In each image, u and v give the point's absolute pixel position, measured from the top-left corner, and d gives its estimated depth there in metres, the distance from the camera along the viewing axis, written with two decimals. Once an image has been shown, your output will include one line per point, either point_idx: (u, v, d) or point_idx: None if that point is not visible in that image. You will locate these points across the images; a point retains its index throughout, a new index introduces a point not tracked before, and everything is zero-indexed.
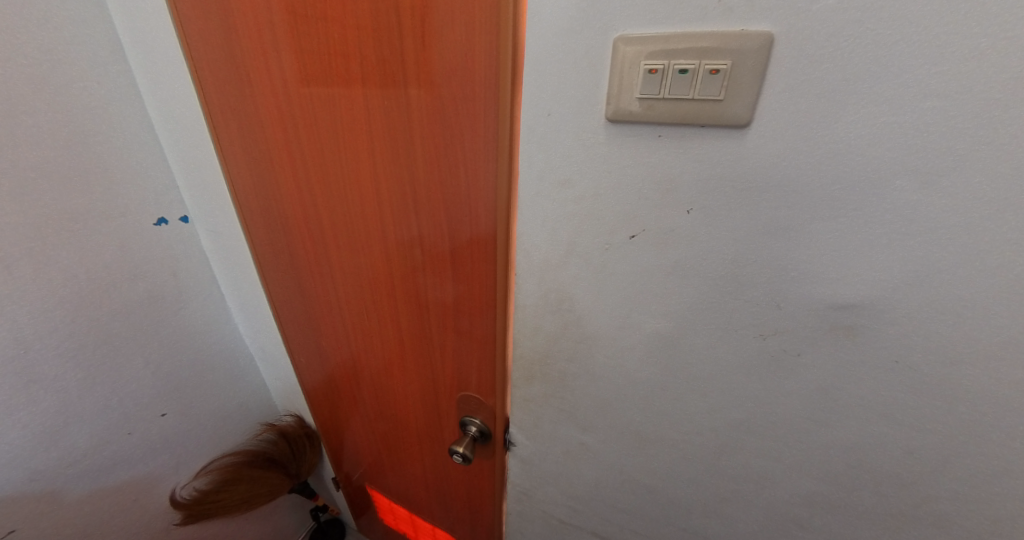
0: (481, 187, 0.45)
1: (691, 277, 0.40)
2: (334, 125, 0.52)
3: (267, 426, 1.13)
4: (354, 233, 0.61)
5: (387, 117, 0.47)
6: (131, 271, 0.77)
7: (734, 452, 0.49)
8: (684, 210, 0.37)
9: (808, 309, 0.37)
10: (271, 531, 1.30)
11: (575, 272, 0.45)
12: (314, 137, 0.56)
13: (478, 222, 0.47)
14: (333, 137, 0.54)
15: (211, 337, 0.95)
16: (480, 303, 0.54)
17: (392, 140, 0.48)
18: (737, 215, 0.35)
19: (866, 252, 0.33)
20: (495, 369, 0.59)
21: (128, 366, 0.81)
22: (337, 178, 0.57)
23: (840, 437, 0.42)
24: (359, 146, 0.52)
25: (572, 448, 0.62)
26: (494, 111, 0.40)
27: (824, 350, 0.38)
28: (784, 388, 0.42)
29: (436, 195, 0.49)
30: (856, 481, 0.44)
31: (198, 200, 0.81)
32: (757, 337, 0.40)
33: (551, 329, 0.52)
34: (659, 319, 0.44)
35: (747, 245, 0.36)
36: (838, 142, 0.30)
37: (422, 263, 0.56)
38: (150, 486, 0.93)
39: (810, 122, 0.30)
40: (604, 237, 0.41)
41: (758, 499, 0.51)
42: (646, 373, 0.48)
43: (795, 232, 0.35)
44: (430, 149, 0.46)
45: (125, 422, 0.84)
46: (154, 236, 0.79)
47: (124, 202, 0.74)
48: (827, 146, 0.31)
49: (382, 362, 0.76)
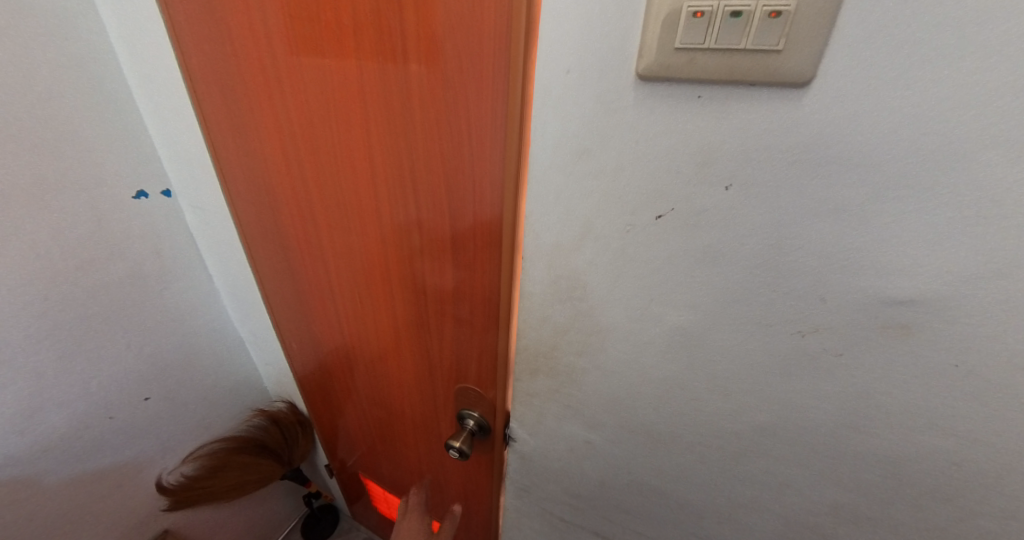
0: (486, 170, 0.40)
1: (723, 267, 0.35)
2: (326, 97, 0.47)
3: (257, 411, 1.08)
4: (346, 209, 0.56)
5: (382, 90, 0.42)
6: (110, 250, 0.72)
7: (754, 457, 0.45)
8: (721, 187, 0.32)
9: (856, 304, 0.33)
10: (264, 516, 1.28)
11: (589, 257, 0.41)
12: (305, 112, 0.51)
13: (482, 209, 0.43)
14: (326, 111, 0.49)
15: (198, 319, 0.90)
16: (481, 290, 0.50)
17: (387, 108, 0.43)
18: (783, 194, 0.31)
19: (935, 239, 0.29)
20: (493, 366, 0.56)
21: (108, 350, 0.77)
22: (328, 150, 0.52)
23: (876, 446, 0.38)
24: (354, 122, 0.47)
25: (577, 446, 0.58)
26: (504, 83, 0.35)
27: (870, 350, 0.34)
28: (819, 391, 0.38)
29: (435, 169, 0.44)
30: (889, 492, 0.41)
31: (181, 172, 0.76)
32: (794, 334, 0.36)
33: (560, 320, 0.47)
34: (682, 312, 0.39)
35: (792, 229, 0.31)
36: (919, 105, 0.25)
37: (420, 245, 0.52)
38: (135, 470, 0.90)
39: (885, 82, 0.25)
40: (625, 218, 0.37)
41: (777, 507, 0.48)
42: (663, 370, 0.44)
43: (852, 215, 0.30)
44: (432, 126, 0.41)
45: (108, 404, 0.81)
46: (135, 211, 0.74)
47: (101, 174, 0.68)
48: (905, 111, 0.26)
49: (376, 348, 0.72)
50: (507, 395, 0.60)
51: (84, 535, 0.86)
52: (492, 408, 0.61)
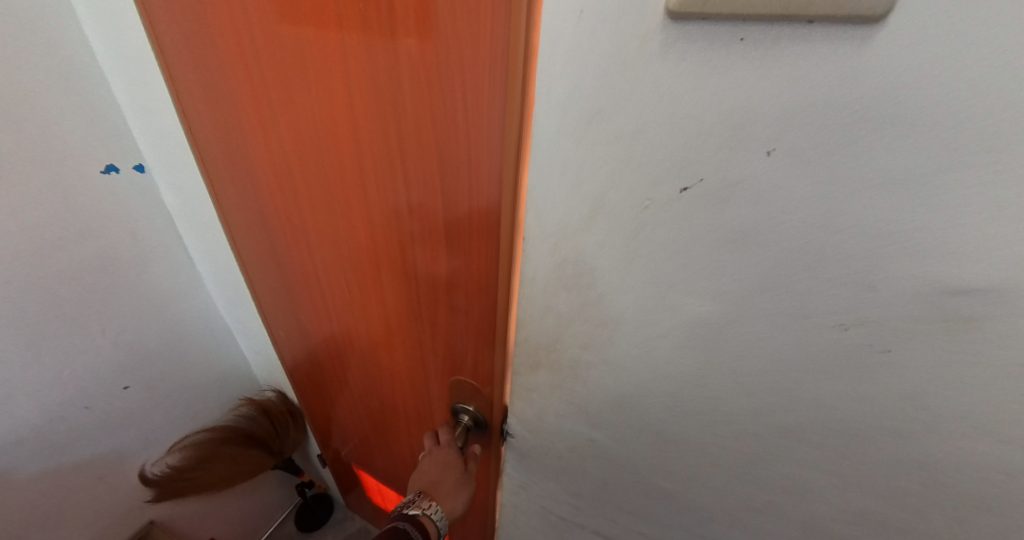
0: (482, 151, 0.35)
1: (756, 248, 0.31)
2: (304, 66, 0.42)
3: (246, 401, 1.04)
4: (330, 185, 0.51)
5: (365, 59, 0.37)
6: (78, 230, 0.67)
7: (774, 461, 0.41)
8: (762, 152, 0.27)
9: (911, 293, 0.28)
10: (256, 506, 1.25)
11: (600, 238, 0.36)
12: (283, 85, 0.45)
13: (478, 192, 0.38)
14: (304, 83, 0.43)
15: (180, 306, 0.85)
16: (478, 276, 0.45)
17: (370, 65, 0.37)
18: (838, 161, 0.26)
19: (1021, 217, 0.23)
20: (490, 365, 0.52)
21: (81, 337, 0.72)
22: (307, 116, 0.46)
23: (916, 453, 0.34)
24: (337, 97, 0.42)
25: (579, 444, 0.54)
26: (504, 47, 0.29)
27: (922, 347, 0.30)
28: (857, 392, 0.33)
29: (426, 137, 0.38)
30: (926, 502, 0.36)
31: (155, 146, 0.69)
32: (834, 327, 0.31)
33: (564, 309, 0.43)
34: (703, 301, 0.35)
35: (843, 203, 0.27)
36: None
37: (410, 225, 0.47)
38: (116, 461, 0.86)
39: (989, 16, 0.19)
40: (644, 191, 0.32)
41: (796, 514, 0.44)
42: (679, 365, 0.40)
43: (920, 188, 0.25)
44: (423, 100, 0.36)
45: (83, 394, 0.76)
46: (105, 188, 0.68)
47: (65, 147, 0.62)
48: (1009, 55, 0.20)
49: (367, 336, 0.68)
50: (504, 396, 0.57)
51: (65, 526, 0.84)
52: (489, 406, 0.58)
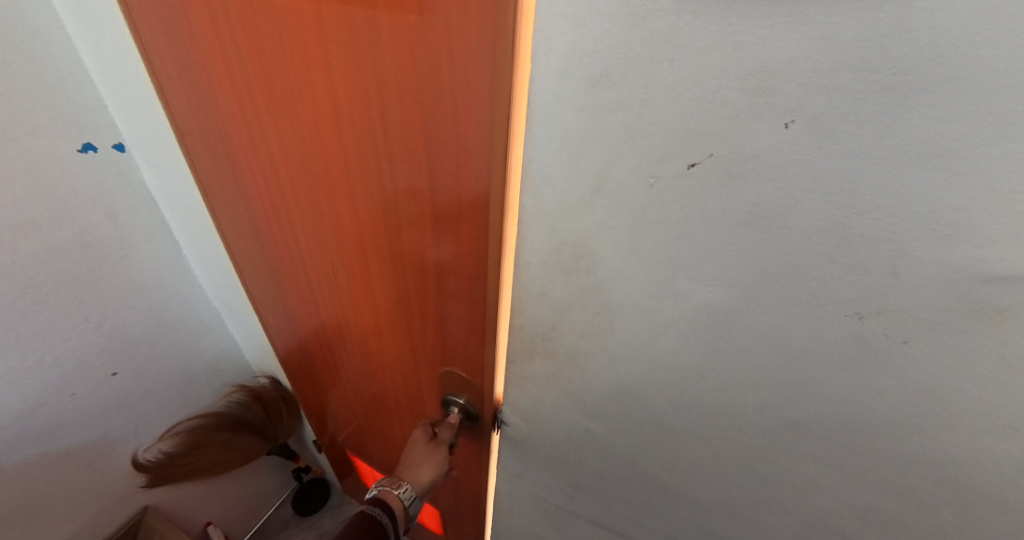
0: (470, 127, 0.33)
1: (771, 231, 0.28)
2: (276, 31, 0.38)
3: (239, 387, 1.01)
4: (311, 162, 0.48)
5: (340, 24, 0.33)
6: (55, 212, 0.63)
7: (778, 455, 0.39)
8: (780, 125, 0.24)
9: (940, 284, 0.25)
10: (253, 491, 1.25)
11: (601, 219, 0.34)
12: (255, 54, 0.42)
13: (467, 171, 0.36)
14: (278, 52, 0.39)
15: (167, 291, 0.83)
16: (467, 260, 0.42)
17: (347, 28, 0.33)
18: (867, 134, 0.23)
19: None
20: (480, 353, 0.51)
21: (63, 323, 0.70)
22: (283, 87, 0.42)
23: (929, 450, 0.32)
24: (313, 68, 0.38)
25: (576, 435, 0.53)
26: (492, 10, 0.26)
27: (945, 340, 0.27)
28: (874, 386, 0.31)
29: (410, 109, 0.35)
30: (936, 500, 0.35)
31: (133, 123, 0.66)
32: (849, 317, 0.29)
33: (562, 295, 0.40)
34: (710, 288, 0.33)
35: (870, 181, 0.24)
36: None
37: (397, 207, 0.44)
38: (106, 448, 0.85)
39: None
40: (649, 168, 0.29)
41: (798, 508, 0.42)
42: (682, 356, 0.38)
43: (961, 164, 0.22)
44: (405, 69, 0.33)
45: (68, 381, 0.74)
46: (83, 167, 0.65)
47: (36, 123, 0.58)
48: None
49: (356, 323, 0.65)
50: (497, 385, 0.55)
51: (57, 511, 0.83)
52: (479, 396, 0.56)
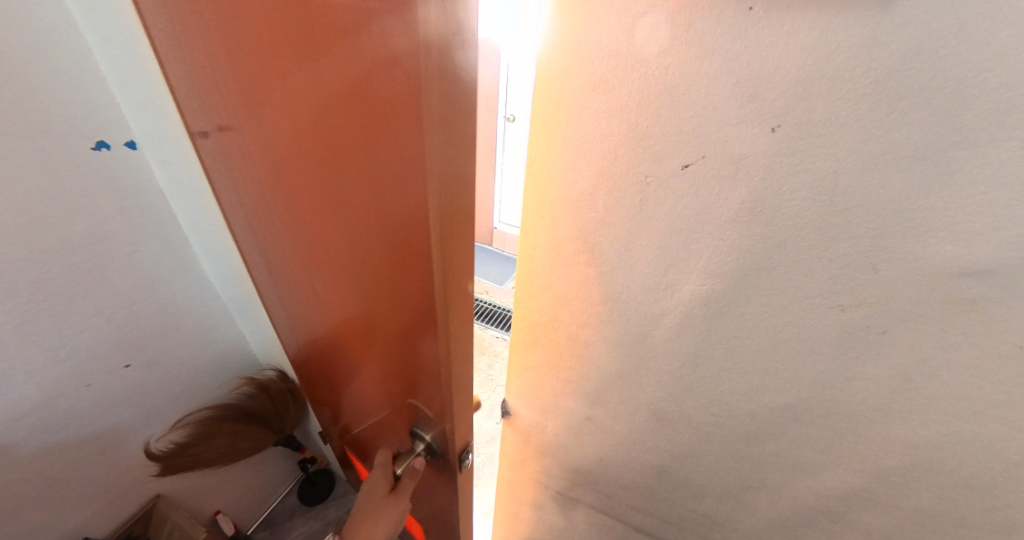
0: (410, 141, 0.29)
1: (758, 227, 0.30)
2: (245, 40, 0.36)
3: (246, 379, 1.04)
4: (283, 174, 0.46)
5: (298, 25, 0.31)
6: (69, 207, 0.65)
7: (767, 440, 0.42)
8: (767, 129, 0.26)
9: (914, 276, 0.27)
10: (259, 481, 1.28)
11: (601, 215, 0.35)
12: (225, 54, 0.40)
13: (411, 194, 0.32)
14: (243, 53, 0.37)
15: (177, 285, 0.84)
16: (419, 291, 0.38)
17: (301, 37, 0.31)
18: (848, 136, 0.25)
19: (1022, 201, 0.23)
20: (440, 391, 0.45)
21: (76, 316, 0.71)
22: (252, 96, 0.41)
23: (906, 433, 0.34)
24: (271, 70, 0.36)
25: (575, 422, 0.55)
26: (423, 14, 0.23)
27: (919, 328, 0.29)
28: (857, 373, 0.33)
29: (359, 124, 0.32)
30: (913, 481, 0.37)
31: (145, 122, 0.67)
32: (831, 308, 0.31)
33: (563, 288, 0.42)
34: (703, 280, 0.34)
35: (848, 182, 0.26)
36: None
37: (357, 227, 0.41)
38: (119, 438, 0.86)
39: None
40: (645, 167, 0.31)
41: (786, 490, 0.44)
42: (676, 344, 0.40)
43: (932, 163, 0.24)
44: (354, 73, 0.30)
45: (82, 372, 0.75)
46: (96, 164, 0.66)
47: (52, 121, 0.60)
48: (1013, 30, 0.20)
49: (334, 336, 0.63)
50: (464, 424, 0.49)
51: (70, 502, 0.83)
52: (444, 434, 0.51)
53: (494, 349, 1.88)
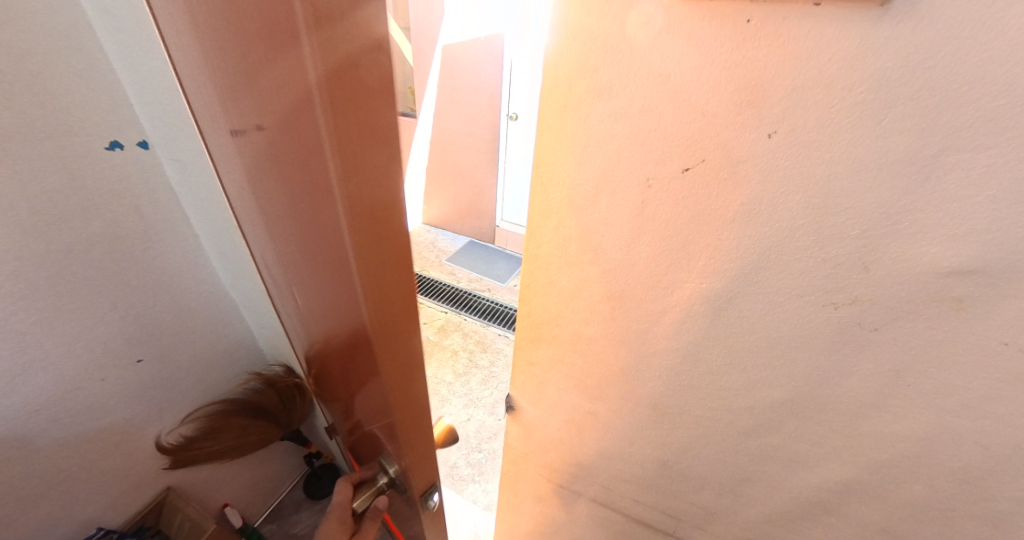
0: (324, 178, 0.28)
1: (756, 227, 0.31)
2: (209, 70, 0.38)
3: (254, 375, 1.05)
4: (258, 193, 0.47)
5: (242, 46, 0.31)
6: (84, 205, 0.66)
7: (764, 433, 0.43)
8: (764, 134, 0.28)
9: (906, 276, 0.29)
10: (266, 475, 1.30)
11: (605, 216, 0.37)
12: (198, 80, 0.41)
13: (336, 228, 0.31)
14: (210, 80, 0.38)
15: (188, 282, 0.86)
16: (357, 320, 0.38)
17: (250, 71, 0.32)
18: (841, 142, 0.26)
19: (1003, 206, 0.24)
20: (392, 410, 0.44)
21: (92, 312, 0.73)
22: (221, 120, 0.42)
23: (899, 427, 0.35)
24: (233, 98, 0.37)
25: (577, 416, 0.57)
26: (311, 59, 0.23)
27: (910, 326, 0.30)
28: (851, 369, 0.34)
29: (297, 156, 0.32)
30: (905, 473, 0.38)
31: (157, 122, 0.69)
32: (826, 306, 0.32)
33: (567, 286, 0.44)
34: (702, 278, 0.36)
35: (842, 185, 0.27)
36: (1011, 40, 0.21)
37: (313, 251, 0.41)
38: (132, 431, 0.87)
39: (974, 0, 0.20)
40: (647, 170, 0.32)
41: (783, 482, 0.46)
42: (676, 341, 0.41)
43: (923, 168, 0.25)
44: (279, 80, 0.28)
45: (97, 368, 0.77)
46: (110, 163, 0.68)
47: (68, 121, 0.61)
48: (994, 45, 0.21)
49: (317, 349, 0.65)
50: (419, 445, 0.48)
51: (83, 497, 0.84)
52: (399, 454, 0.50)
53: (496, 346, 1.90)
